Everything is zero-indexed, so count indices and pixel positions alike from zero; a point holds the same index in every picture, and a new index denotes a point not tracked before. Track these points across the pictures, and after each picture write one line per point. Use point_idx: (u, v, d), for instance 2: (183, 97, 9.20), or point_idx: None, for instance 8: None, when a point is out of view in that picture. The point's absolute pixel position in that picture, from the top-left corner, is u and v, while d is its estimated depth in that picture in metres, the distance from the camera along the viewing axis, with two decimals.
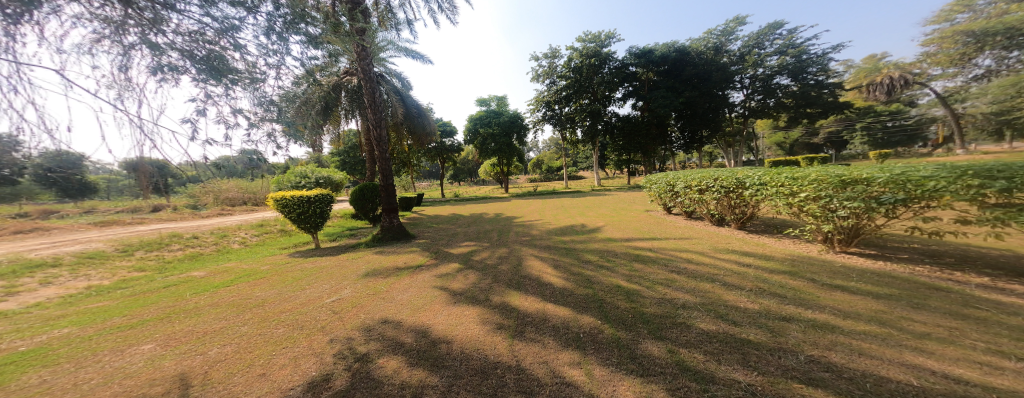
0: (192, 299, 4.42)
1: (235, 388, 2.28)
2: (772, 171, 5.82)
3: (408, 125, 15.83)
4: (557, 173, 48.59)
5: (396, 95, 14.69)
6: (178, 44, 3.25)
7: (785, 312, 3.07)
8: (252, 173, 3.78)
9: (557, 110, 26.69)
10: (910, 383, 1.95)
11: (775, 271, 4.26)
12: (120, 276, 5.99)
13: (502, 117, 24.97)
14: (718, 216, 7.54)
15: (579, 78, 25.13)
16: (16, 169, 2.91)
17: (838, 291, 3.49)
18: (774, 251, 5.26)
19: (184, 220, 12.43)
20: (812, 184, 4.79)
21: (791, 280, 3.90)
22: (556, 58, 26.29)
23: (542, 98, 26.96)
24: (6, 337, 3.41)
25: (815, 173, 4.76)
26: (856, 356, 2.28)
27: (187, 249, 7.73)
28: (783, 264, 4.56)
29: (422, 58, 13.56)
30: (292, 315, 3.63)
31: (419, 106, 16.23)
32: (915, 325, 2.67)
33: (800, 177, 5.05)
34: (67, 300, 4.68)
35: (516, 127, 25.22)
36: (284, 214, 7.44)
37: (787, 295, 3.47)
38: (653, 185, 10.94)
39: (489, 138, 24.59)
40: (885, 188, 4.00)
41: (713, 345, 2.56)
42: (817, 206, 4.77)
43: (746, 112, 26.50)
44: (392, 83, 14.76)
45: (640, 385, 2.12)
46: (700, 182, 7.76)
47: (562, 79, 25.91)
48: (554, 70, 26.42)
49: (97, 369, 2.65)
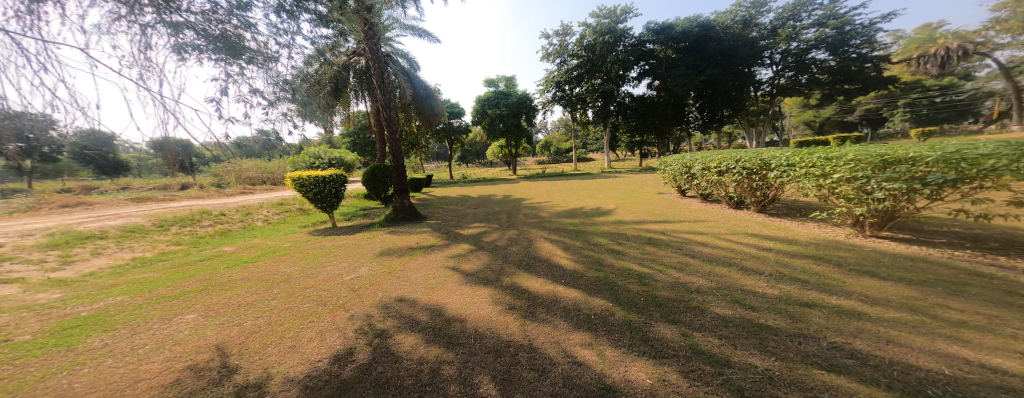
0: (225, 273, 4.70)
1: (269, 359, 2.44)
2: (802, 152, 5.50)
3: (417, 106, 15.77)
4: (566, 155, 47.77)
5: (404, 75, 14.54)
6: (192, 23, 3.24)
7: (807, 298, 3.00)
8: (269, 154, 3.85)
9: (568, 91, 25.89)
10: (943, 372, 1.90)
11: (797, 255, 4.14)
12: (160, 249, 6.43)
13: (511, 98, 24.45)
14: (738, 199, 7.30)
15: (592, 56, 24.08)
16: (54, 147, 3.02)
17: (866, 276, 3.36)
18: (797, 235, 5.08)
19: (210, 198, 13.05)
20: (848, 165, 4.51)
21: (815, 265, 3.78)
22: (568, 35, 25.23)
23: (552, 78, 26.14)
24: (70, 303, 3.76)
25: (853, 153, 4.47)
26: (883, 344, 2.22)
27: (215, 226, 8.16)
28: (807, 248, 4.39)
29: (429, 36, 13.26)
30: (316, 291, 3.80)
31: (428, 86, 16.06)
32: (951, 312, 2.56)
33: (834, 158, 4.76)
34: (117, 270, 5.09)
35: (525, 108, 24.79)
36: (302, 193, 7.69)
37: (810, 280, 3.38)
38: (667, 167, 10.63)
39: (497, 119, 24.17)
40: (933, 167, 3.73)
41: (730, 329, 2.55)
42: (851, 188, 4.53)
43: (774, 90, 24.95)
44: (399, 62, 14.57)
45: (654, 366, 2.14)
46: (720, 164, 7.43)
47: (574, 57, 24.88)
48: (566, 48, 25.41)
49: (150, 336, 2.91)
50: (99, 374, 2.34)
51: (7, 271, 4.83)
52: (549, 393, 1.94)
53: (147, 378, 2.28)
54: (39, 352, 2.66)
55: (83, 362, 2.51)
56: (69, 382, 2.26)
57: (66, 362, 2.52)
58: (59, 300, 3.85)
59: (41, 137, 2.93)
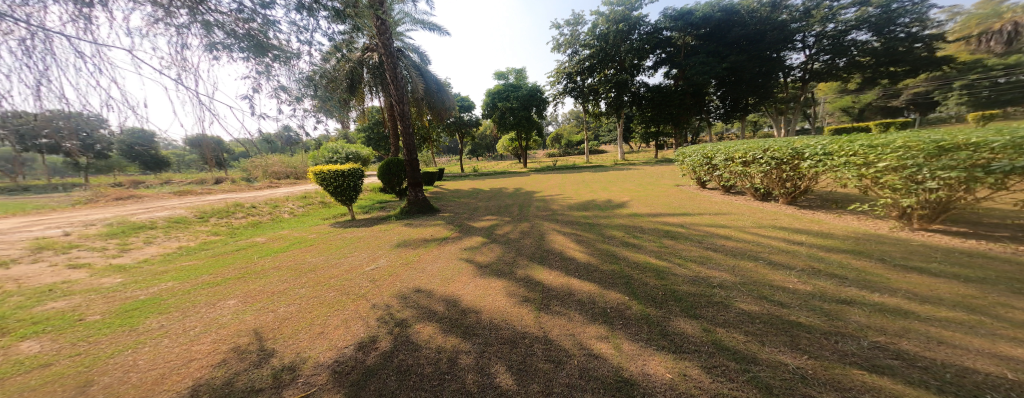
0: (259, 262, 5.00)
1: (302, 344, 2.60)
2: (841, 140, 5.20)
3: (428, 101, 15.91)
4: (577, 148, 47.07)
5: (415, 70, 14.68)
6: (222, 23, 3.38)
7: (845, 294, 2.88)
8: (292, 149, 4.02)
9: (580, 82, 25.32)
10: (1003, 376, 1.79)
11: (834, 250, 3.95)
12: (201, 238, 6.91)
13: (521, 91, 24.19)
14: (765, 191, 7.00)
15: (605, 46, 23.42)
16: (105, 144, 3.12)
17: (914, 273, 3.17)
18: (832, 228, 4.84)
19: (242, 192, 13.78)
20: (896, 152, 4.23)
21: (853, 260, 3.60)
22: (579, 24, 24.61)
23: (564, 69, 25.63)
24: (129, 287, 4.12)
25: (902, 140, 4.18)
26: (934, 345, 2.10)
27: (248, 218, 8.63)
28: (845, 242, 4.17)
29: (440, 30, 13.28)
30: (340, 281, 3.98)
31: (439, 80, 16.16)
32: (1014, 312, 2.39)
33: (880, 145, 4.47)
34: (166, 258, 5.52)
35: (536, 100, 24.50)
36: (323, 187, 7.97)
37: (848, 276, 3.23)
38: (685, 159, 10.31)
39: (508, 112, 24.01)
40: (999, 154, 3.43)
41: (756, 326, 2.48)
42: (899, 178, 4.26)
43: (806, 75, 23.44)
44: (411, 57, 14.71)
45: (674, 361, 2.13)
46: (746, 154, 7.12)
47: (586, 47, 24.26)
48: (577, 38, 24.80)
49: (198, 319, 3.15)
50: (158, 353, 2.58)
51: (75, 257, 5.34)
52: (566, 385, 1.98)
53: (198, 358, 2.48)
54: (106, 332, 2.95)
55: (144, 341, 2.77)
56: (134, 359, 2.50)
57: (130, 341, 2.79)
58: (120, 284, 4.23)
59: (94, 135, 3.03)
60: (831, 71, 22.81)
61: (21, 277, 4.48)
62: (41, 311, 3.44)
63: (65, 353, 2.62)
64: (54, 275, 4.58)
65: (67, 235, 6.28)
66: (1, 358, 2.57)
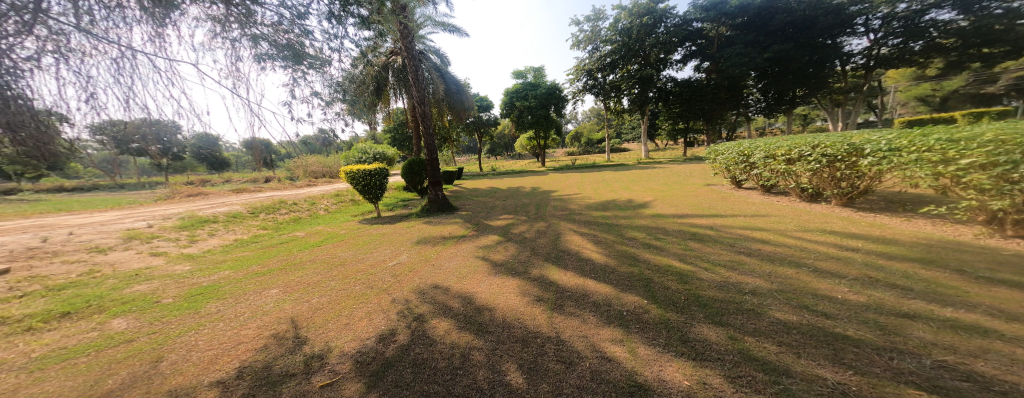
0: (298, 254, 5.39)
1: (329, 333, 2.77)
2: (911, 134, 4.68)
3: (448, 102, 16.20)
4: (598, 146, 45.72)
5: (436, 71, 15.07)
6: (266, 35, 3.66)
7: (909, 308, 2.58)
8: (328, 150, 4.23)
9: (601, 79, 24.58)
10: None
11: (900, 258, 3.55)
12: (252, 232, 7.56)
13: (539, 89, 23.99)
14: (813, 191, 6.43)
15: (628, 41, 22.70)
16: (181, 148, 3.41)
17: (1002, 287, 2.76)
18: (896, 234, 4.35)
19: (286, 190, 14.88)
20: (984, 148, 3.74)
21: (921, 270, 3.21)
22: (600, 20, 23.94)
23: (583, 66, 24.98)
24: (195, 273, 4.62)
25: (993, 133, 3.70)
26: (1017, 368, 1.83)
27: (290, 214, 9.29)
28: (912, 250, 3.73)
29: (458, 31, 13.44)
30: (366, 275, 4.19)
31: (459, 81, 16.45)
32: None
33: (963, 139, 3.97)
34: (225, 248, 6.11)
35: (554, 98, 24.16)
36: (353, 186, 8.43)
37: (913, 288, 2.89)
38: (717, 157, 9.74)
39: (526, 111, 23.83)
40: None
41: (792, 336, 2.30)
42: (986, 177, 3.74)
43: (872, 62, 20.88)
44: (432, 59, 15.14)
45: (694, 368, 2.03)
46: (790, 151, 6.58)
47: (607, 43, 23.59)
48: (598, 34, 24.15)
49: (247, 305, 3.45)
50: (214, 334, 2.86)
51: (154, 246, 6.04)
52: (576, 386, 1.95)
53: (245, 342, 2.72)
54: (175, 314, 3.33)
55: (204, 323, 3.09)
56: (195, 339, 2.80)
57: (193, 323, 3.12)
58: (188, 271, 4.76)
59: (171, 140, 3.35)
60: (904, 56, 19.95)
61: (113, 263, 5.18)
62: (129, 293, 3.95)
63: (144, 330, 3.00)
64: (139, 261, 5.25)
65: (150, 227, 7.15)
66: (98, 332, 3.01)
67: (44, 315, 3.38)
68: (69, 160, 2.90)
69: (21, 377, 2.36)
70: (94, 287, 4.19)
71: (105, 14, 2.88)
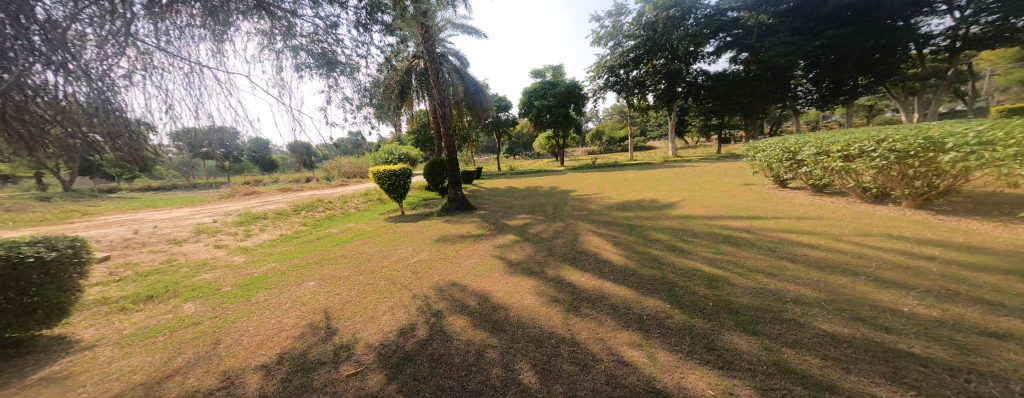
0: (331, 249, 5.75)
1: (356, 326, 2.92)
2: (1006, 124, 4.02)
3: (467, 103, 16.42)
4: (621, 144, 44.16)
5: (455, 73, 15.41)
6: (303, 45, 3.93)
7: (997, 326, 2.22)
8: (359, 151, 4.48)
9: (623, 75, 23.71)
10: None
11: (987, 269, 3.07)
12: (294, 228, 8.18)
13: (558, 88, 23.64)
14: (878, 191, 5.74)
15: (654, 34, 21.99)
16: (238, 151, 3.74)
17: None
18: (984, 241, 3.77)
19: (324, 189, 15.91)
20: None
21: (1015, 284, 2.76)
22: (622, 14, 23.14)
23: (604, 63, 24.28)
24: (249, 265, 5.10)
25: None
26: None
27: (327, 212, 9.94)
28: (1004, 260, 3.21)
29: (477, 33, 13.57)
30: (390, 271, 4.38)
31: (478, 82, 16.66)
32: None
33: None
34: (272, 243, 6.67)
35: (574, 97, 23.69)
36: (379, 185, 8.82)
37: (1006, 304, 2.48)
38: (757, 154, 9.04)
39: (544, 110, 23.58)
40: None
41: (839, 350, 2.08)
42: None
43: (955, 44, 17.54)
44: (451, 62, 15.54)
45: (719, 378, 1.91)
46: (849, 145, 5.92)
47: (631, 38, 22.90)
48: (620, 29, 23.45)
49: (287, 296, 3.74)
50: (261, 321, 3.13)
51: (218, 239, 6.75)
52: (590, 389, 1.90)
53: (285, 329, 2.95)
54: (232, 300, 3.69)
55: (254, 310, 3.39)
56: (246, 325, 3.08)
57: (244, 309, 3.44)
58: (244, 262, 5.25)
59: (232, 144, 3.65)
60: (1001, 35, 16.33)
61: (187, 253, 5.86)
62: (197, 280, 4.44)
63: (208, 314, 3.36)
64: (204, 253, 5.89)
65: (213, 222, 7.99)
66: (173, 314, 3.42)
67: (134, 298, 3.91)
68: (154, 164, 3.25)
69: (114, 351, 2.74)
70: (171, 274, 4.76)
71: (176, 34, 3.24)
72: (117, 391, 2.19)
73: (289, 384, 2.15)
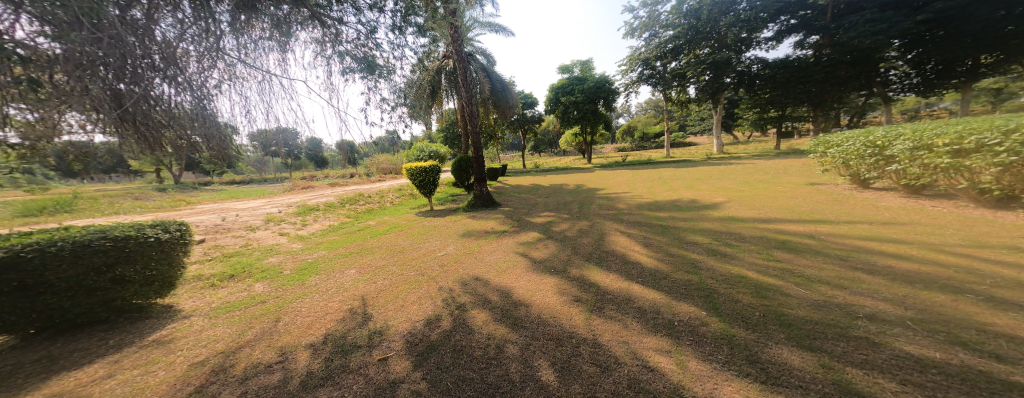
0: (369, 241, 6.18)
1: (388, 313, 3.11)
2: None
3: (493, 100, 16.50)
4: (654, 141, 41.84)
5: (483, 72, 15.65)
6: (349, 50, 4.23)
7: None
8: (394, 148, 4.72)
9: (660, 67, 22.36)
10: None
11: None
12: (340, 219, 8.94)
13: (587, 83, 22.69)
14: (1004, 193, 4.67)
15: (697, 22, 20.48)
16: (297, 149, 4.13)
17: None
18: None
19: (365, 184, 17.07)
20: None
21: None
22: (659, 3, 21.70)
23: (638, 56, 23.00)
24: (304, 252, 5.65)
25: None
26: None
27: (367, 205, 10.68)
28: None
29: (504, 31, 13.61)
30: (419, 263, 4.60)
31: (505, 80, 16.72)
32: None
33: None
34: (322, 232, 7.34)
35: (604, 92, 22.63)
36: (412, 181, 9.25)
37: None
38: (830, 149, 7.96)
39: (572, 106, 22.97)
40: None
41: (925, 377, 1.74)
42: None
43: None
44: (479, 60, 15.73)
45: (761, 394, 1.71)
46: (962, 137, 4.88)
47: (669, 28, 21.50)
48: (657, 19, 22.05)
49: (331, 282, 4.09)
50: (311, 303, 3.47)
51: (281, 227, 7.62)
52: (610, 392, 1.82)
53: (330, 313, 3.23)
54: (290, 283, 4.13)
55: (306, 293, 3.77)
56: (299, 306, 3.43)
57: (298, 292, 3.83)
58: (301, 249, 5.85)
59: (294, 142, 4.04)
60: None
61: (259, 238, 6.71)
62: (266, 263, 5.07)
63: (272, 294, 3.80)
64: (271, 239, 6.70)
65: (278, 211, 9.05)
66: (247, 292, 3.93)
67: (220, 276, 4.56)
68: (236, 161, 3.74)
69: (204, 321, 3.23)
70: (247, 256, 5.49)
71: (252, 47, 3.64)
72: (203, 357, 2.56)
73: (331, 363, 2.36)
